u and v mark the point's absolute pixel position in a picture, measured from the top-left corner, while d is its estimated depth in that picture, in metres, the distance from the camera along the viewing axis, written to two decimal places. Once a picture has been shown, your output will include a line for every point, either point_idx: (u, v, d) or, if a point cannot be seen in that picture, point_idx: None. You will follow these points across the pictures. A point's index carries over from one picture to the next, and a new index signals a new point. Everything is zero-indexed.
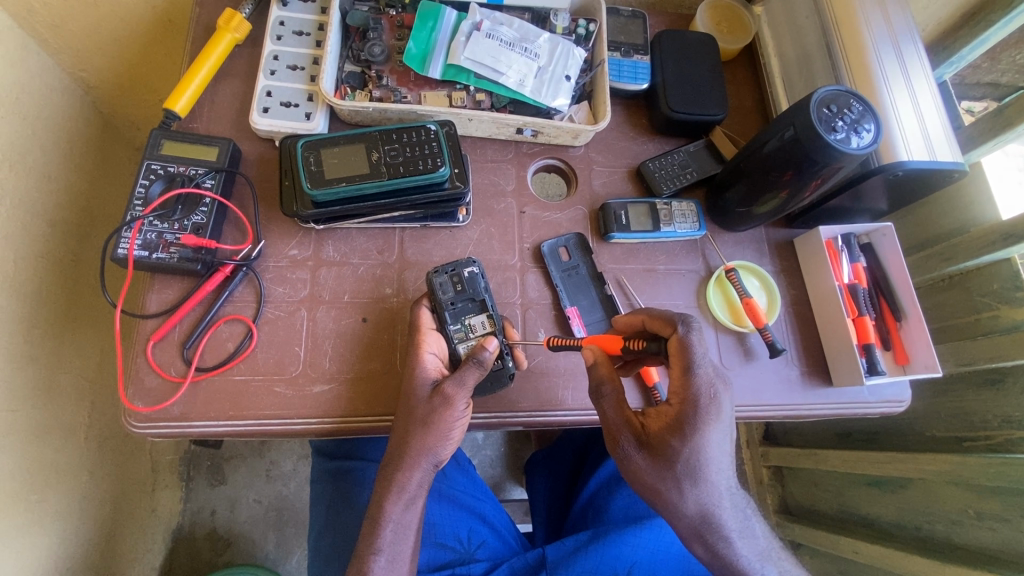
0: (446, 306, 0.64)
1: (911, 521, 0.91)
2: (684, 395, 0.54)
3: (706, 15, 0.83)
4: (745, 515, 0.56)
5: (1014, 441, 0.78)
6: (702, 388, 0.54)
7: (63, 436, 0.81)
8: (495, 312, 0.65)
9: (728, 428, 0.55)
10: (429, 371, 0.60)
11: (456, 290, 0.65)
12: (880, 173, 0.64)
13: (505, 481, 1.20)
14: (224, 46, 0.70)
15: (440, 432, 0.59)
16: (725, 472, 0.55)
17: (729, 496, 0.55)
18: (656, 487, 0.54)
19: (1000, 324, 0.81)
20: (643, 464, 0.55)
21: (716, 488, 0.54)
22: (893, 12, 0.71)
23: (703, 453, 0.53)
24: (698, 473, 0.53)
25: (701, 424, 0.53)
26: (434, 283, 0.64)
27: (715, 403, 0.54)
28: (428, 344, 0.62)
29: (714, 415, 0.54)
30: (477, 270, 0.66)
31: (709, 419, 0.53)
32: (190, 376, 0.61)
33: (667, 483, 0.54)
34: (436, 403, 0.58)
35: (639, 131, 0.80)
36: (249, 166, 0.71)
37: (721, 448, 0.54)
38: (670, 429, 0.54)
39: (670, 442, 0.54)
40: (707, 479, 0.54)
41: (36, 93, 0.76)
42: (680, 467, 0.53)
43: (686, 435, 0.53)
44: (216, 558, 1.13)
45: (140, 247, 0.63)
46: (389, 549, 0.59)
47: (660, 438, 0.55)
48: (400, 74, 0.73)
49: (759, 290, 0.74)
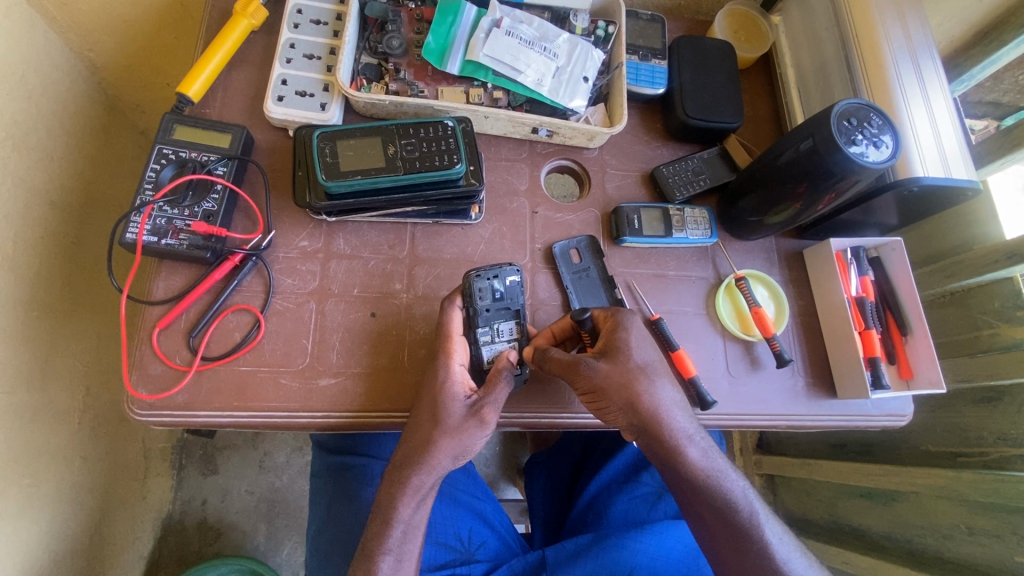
0: (481, 312, 0.63)
1: (901, 534, 0.91)
2: (612, 312, 0.63)
3: (725, 22, 0.83)
4: (690, 423, 0.61)
5: (1010, 459, 0.78)
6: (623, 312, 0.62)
7: (56, 420, 0.80)
8: (524, 321, 0.66)
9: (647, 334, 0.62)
10: (460, 386, 0.60)
11: (494, 298, 0.64)
12: (894, 188, 0.65)
13: (500, 480, 1.19)
14: (240, 31, 0.69)
15: (465, 445, 0.60)
16: (666, 383, 0.60)
17: (671, 399, 0.60)
18: (625, 382, 0.58)
19: (999, 342, 0.81)
20: (606, 368, 0.59)
21: (659, 383, 0.60)
22: (913, 26, 0.71)
23: (639, 356, 0.60)
24: (647, 367, 0.60)
25: (633, 323, 0.61)
26: (474, 286, 0.63)
27: (634, 322, 0.62)
28: (456, 352, 0.61)
29: (632, 323, 0.62)
30: (517, 279, 0.66)
31: (637, 324, 0.62)
32: (196, 365, 0.61)
33: (635, 375, 0.59)
34: (472, 425, 0.59)
35: (653, 135, 0.80)
36: (261, 153, 0.70)
37: (650, 345, 0.61)
38: (615, 329, 0.61)
39: (620, 335, 0.60)
40: (654, 375, 0.60)
41: (42, 72, 0.75)
42: (636, 362, 0.59)
43: (629, 326, 0.61)
44: (206, 548, 1.12)
45: (149, 232, 0.62)
46: (398, 549, 0.59)
47: (610, 341, 0.60)
48: (417, 67, 0.72)
49: (768, 300, 0.75)
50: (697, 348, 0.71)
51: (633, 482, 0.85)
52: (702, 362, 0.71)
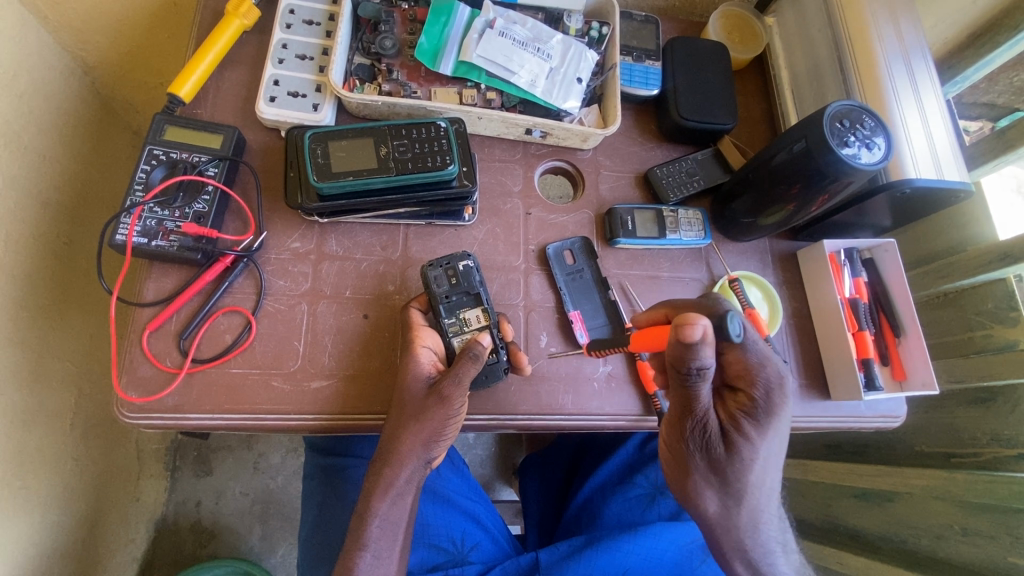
0: (441, 300, 0.64)
1: (894, 535, 0.91)
2: (751, 384, 0.57)
3: (718, 24, 0.83)
4: (771, 538, 0.59)
5: (1003, 459, 0.78)
6: (771, 384, 0.56)
7: (49, 422, 0.79)
8: (490, 306, 0.65)
9: (783, 426, 0.57)
10: (425, 367, 0.61)
11: (451, 284, 0.65)
12: (887, 190, 0.65)
13: (495, 482, 1.19)
14: (232, 32, 0.69)
15: (433, 428, 0.59)
16: (767, 482, 0.58)
17: (758, 503, 0.58)
18: (720, 476, 0.56)
19: (992, 343, 0.81)
20: (718, 455, 0.56)
21: (760, 484, 0.57)
22: (905, 28, 0.71)
23: (756, 457, 0.56)
24: (755, 472, 0.56)
25: (778, 415, 0.56)
26: (428, 276, 0.64)
27: (778, 405, 0.56)
28: (423, 339, 0.62)
29: (774, 418, 0.56)
30: (472, 263, 0.66)
31: (779, 417, 0.56)
32: (186, 367, 0.60)
33: (743, 473, 0.56)
34: (432, 403, 0.58)
35: (647, 136, 0.79)
36: (253, 154, 0.70)
37: (773, 440, 0.57)
38: (752, 415, 0.56)
39: (751, 427, 0.56)
40: (755, 478, 0.57)
41: (32, 71, 0.74)
42: (749, 462, 0.56)
43: (769, 411, 0.56)
44: (200, 550, 1.11)
45: (139, 234, 0.61)
46: (374, 546, 0.59)
47: (735, 423, 0.56)
48: (410, 68, 0.72)
49: (761, 301, 0.74)
50: None
51: (628, 483, 0.85)
52: None
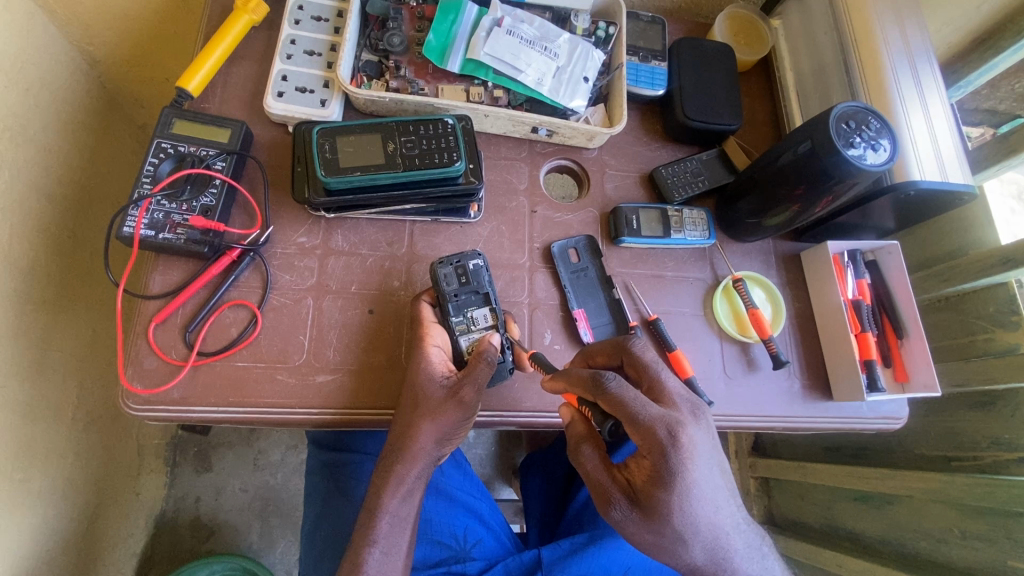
0: (450, 298, 0.64)
1: (896, 537, 0.91)
2: (650, 447, 0.48)
3: (725, 25, 0.84)
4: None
5: (1002, 463, 0.79)
6: (662, 437, 0.47)
7: (51, 414, 0.79)
8: (498, 306, 0.65)
9: (701, 481, 0.47)
10: (438, 366, 0.61)
11: (460, 282, 0.65)
12: (891, 191, 0.65)
13: (495, 481, 1.19)
14: (240, 27, 0.69)
15: (447, 428, 0.60)
16: (724, 521, 0.50)
17: (721, 549, 0.50)
18: (658, 545, 0.49)
19: (994, 347, 0.82)
20: (637, 525, 0.49)
21: (707, 536, 0.49)
22: (911, 31, 0.71)
23: (686, 516, 0.47)
24: (690, 531, 0.48)
25: (683, 476, 0.47)
26: (438, 274, 0.64)
27: (683, 456, 0.47)
28: (433, 337, 0.62)
29: (683, 478, 0.47)
30: (482, 262, 0.66)
31: (686, 477, 0.47)
32: (191, 360, 0.60)
33: (675, 537, 0.48)
34: (450, 406, 0.59)
35: (652, 136, 0.80)
36: (260, 149, 0.70)
37: (701, 497, 0.48)
38: (655, 483, 0.48)
39: (659, 496, 0.47)
40: (694, 536, 0.48)
41: (40, 64, 0.74)
42: (677, 524, 0.47)
43: (673, 471, 0.47)
44: (200, 545, 1.11)
45: (146, 226, 0.62)
46: (384, 541, 0.59)
47: (646, 494, 0.48)
48: (418, 66, 0.73)
49: (764, 302, 0.75)
50: (694, 349, 0.72)
51: None
52: (699, 363, 0.71)
